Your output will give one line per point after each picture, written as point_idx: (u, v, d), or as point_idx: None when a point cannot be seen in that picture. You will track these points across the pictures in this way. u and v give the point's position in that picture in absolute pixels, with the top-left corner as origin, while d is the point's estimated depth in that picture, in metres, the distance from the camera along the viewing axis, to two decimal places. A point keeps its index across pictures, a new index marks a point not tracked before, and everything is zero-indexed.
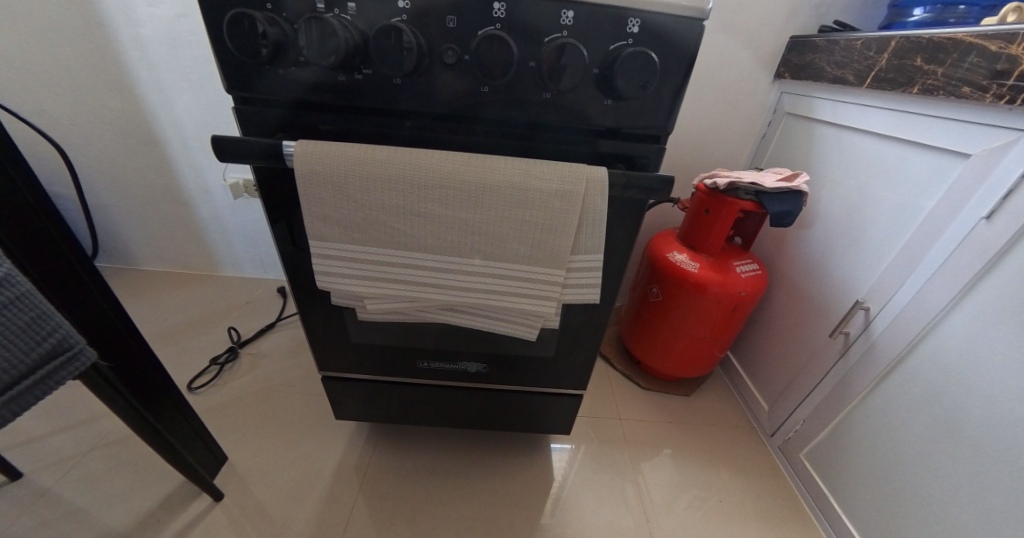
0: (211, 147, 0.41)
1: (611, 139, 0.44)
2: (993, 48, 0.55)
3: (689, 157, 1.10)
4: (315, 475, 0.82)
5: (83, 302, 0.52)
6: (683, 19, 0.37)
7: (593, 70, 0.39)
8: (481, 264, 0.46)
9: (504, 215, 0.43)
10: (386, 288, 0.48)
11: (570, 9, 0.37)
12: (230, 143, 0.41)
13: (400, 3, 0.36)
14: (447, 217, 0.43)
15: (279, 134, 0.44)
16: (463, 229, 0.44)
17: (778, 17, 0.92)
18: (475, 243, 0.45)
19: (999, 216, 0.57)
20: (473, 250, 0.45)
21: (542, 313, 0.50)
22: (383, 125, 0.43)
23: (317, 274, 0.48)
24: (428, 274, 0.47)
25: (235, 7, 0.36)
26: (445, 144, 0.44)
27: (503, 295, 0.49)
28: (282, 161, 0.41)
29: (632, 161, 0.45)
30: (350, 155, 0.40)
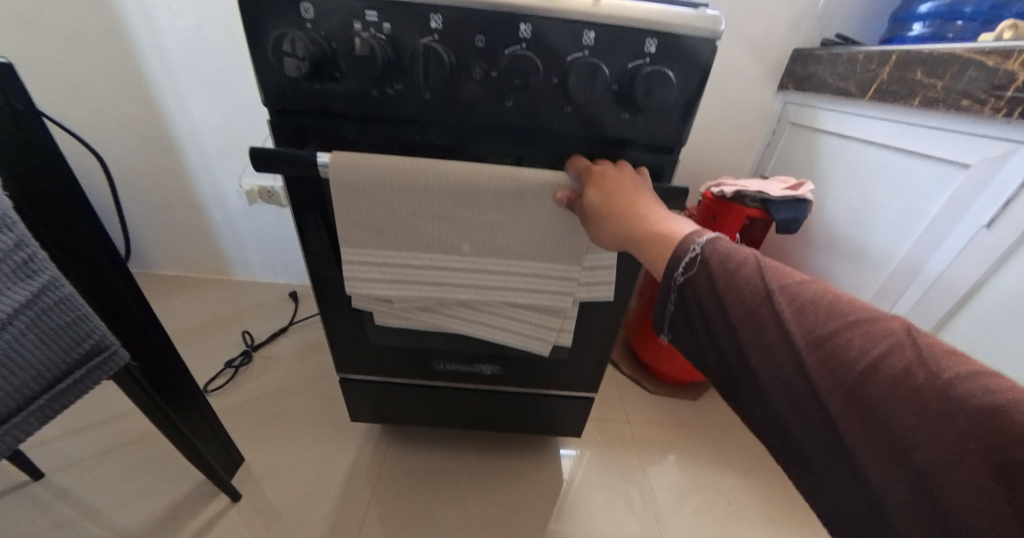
0: (250, 158, 0.43)
1: (629, 152, 0.46)
2: (990, 63, 0.57)
3: (695, 165, 1.12)
4: (330, 477, 0.84)
5: (117, 305, 0.54)
6: (698, 40, 0.39)
7: (613, 86, 0.41)
8: (504, 266, 0.49)
9: (528, 219, 0.45)
10: (414, 287, 0.51)
11: (592, 30, 0.39)
12: (265, 154, 0.43)
13: (432, 23, 0.39)
14: (474, 222, 0.45)
15: (313, 144, 0.46)
16: (489, 233, 0.46)
17: (782, 30, 0.95)
18: (495, 245, 0.47)
19: (999, 224, 0.58)
20: (497, 253, 0.48)
21: (554, 305, 0.53)
22: (410, 133, 0.45)
23: (347, 278, 0.50)
24: (455, 276, 0.50)
25: (278, 27, 0.38)
26: (470, 154, 0.46)
27: (520, 292, 0.51)
28: (317, 172, 0.43)
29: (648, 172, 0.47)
30: (376, 161, 0.42)
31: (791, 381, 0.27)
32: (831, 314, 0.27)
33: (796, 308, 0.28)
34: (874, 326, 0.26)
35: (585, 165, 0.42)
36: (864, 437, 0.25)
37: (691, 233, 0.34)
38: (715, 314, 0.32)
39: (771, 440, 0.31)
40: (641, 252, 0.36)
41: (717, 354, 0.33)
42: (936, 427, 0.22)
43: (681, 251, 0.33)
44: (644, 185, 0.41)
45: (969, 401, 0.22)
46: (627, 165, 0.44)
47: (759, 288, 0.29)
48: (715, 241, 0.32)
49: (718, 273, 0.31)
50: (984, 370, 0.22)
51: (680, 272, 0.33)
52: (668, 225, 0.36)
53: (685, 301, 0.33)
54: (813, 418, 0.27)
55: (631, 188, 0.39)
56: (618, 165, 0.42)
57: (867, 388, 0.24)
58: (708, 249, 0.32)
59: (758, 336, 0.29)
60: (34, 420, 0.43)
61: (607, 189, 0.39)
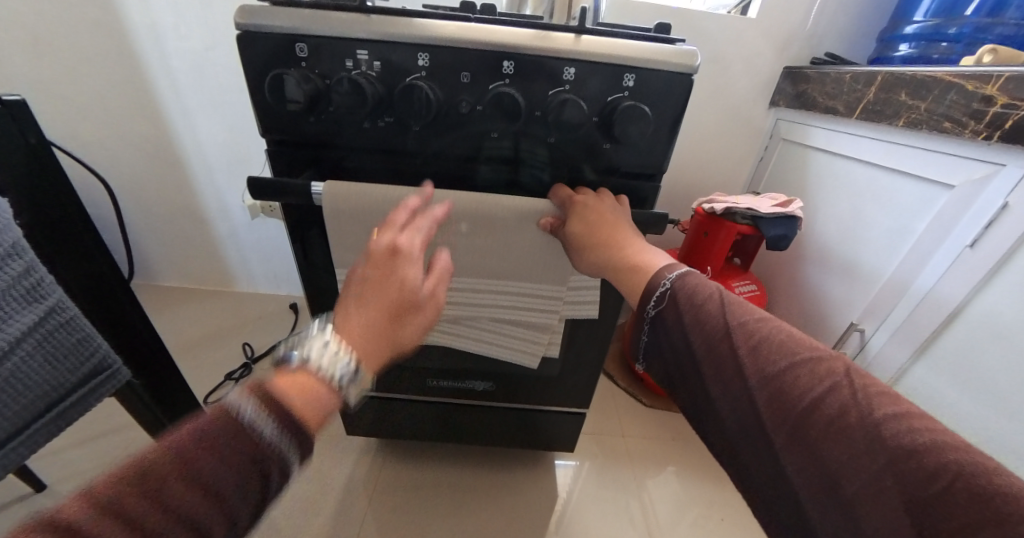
0: (248, 187, 0.45)
1: (613, 178, 0.48)
2: (971, 87, 0.58)
3: (689, 179, 1.14)
4: (327, 490, 0.85)
5: (121, 324, 0.56)
6: (674, 74, 0.41)
7: (594, 118, 0.43)
8: (491, 286, 0.51)
9: (512, 242, 0.46)
10: None
11: (572, 66, 0.41)
12: (262, 183, 0.45)
13: (420, 61, 0.41)
14: (461, 244, 0.47)
15: (309, 173, 0.48)
16: (476, 256, 0.48)
17: (773, 49, 0.97)
18: (480, 266, 0.49)
19: (982, 243, 0.59)
20: (484, 274, 0.49)
21: (542, 323, 0.54)
22: (401, 162, 0.47)
23: None
24: (444, 295, 0.52)
25: (276, 66, 0.41)
26: (458, 180, 0.48)
27: (508, 311, 0.53)
28: (311, 199, 0.45)
29: (632, 197, 0.49)
30: (362, 188, 0.44)
31: (743, 414, 0.29)
32: (781, 352, 0.28)
33: (752, 346, 0.29)
34: (820, 365, 0.27)
35: (569, 195, 0.43)
36: (803, 470, 0.26)
37: (663, 268, 0.35)
38: (681, 345, 0.33)
39: (727, 466, 0.32)
40: (619, 283, 0.38)
41: (682, 382, 0.34)
42: (863, 463, 0.24)
43: (653, 285, 0.34)
44: (625, 217, 0.43)
45: (886, 438, 0.23)
46: (609, 194, 0.45)
47: (719, 323, 0.31)
48: (684, 278, 0.34)
49: (684, 308, 0.33)
50: (906, 412, 0.24)
51: (651, 304, 0.35)
52: (646, 259, 0.37)
53: (655, 331, 0.35)
54: (760, 449, 0.28)
55: (612, 221, 0.41)
56: (601, 195, 0.44)
57: (807, 424, 0.26)
58: (677, 284, 0.34)
59: (716, 369, 0.30)
60: (38, 438, 0.45)
61: (590, 221, 0.41)
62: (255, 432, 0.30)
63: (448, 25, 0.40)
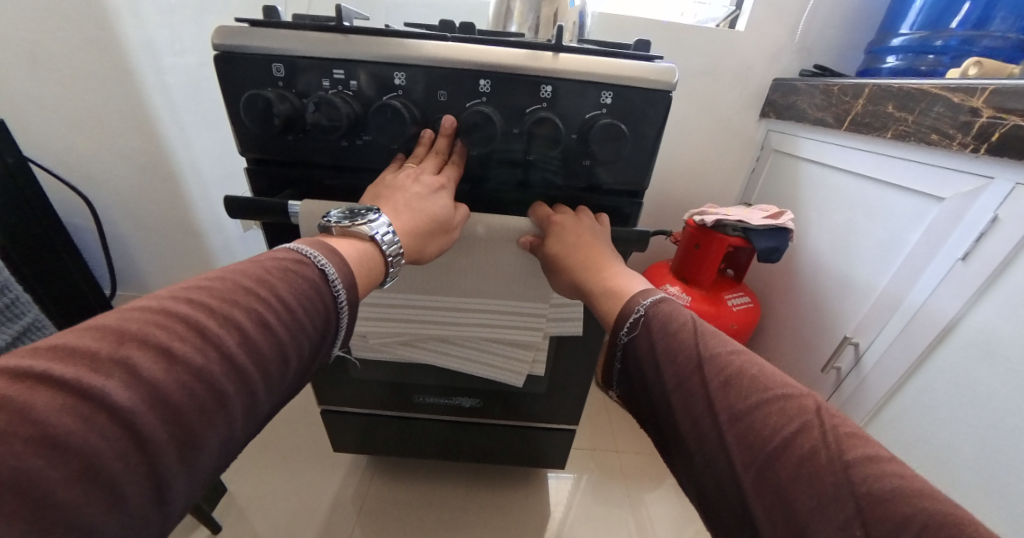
0: (225, 205, 0.45)
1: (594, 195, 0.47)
2: (956, 99, 0.58)
3: (682, 191, 1.14)
4: (314, 509, 0.83)
5: None
6: (652, 90, 0.41)
7: (573, 136, 0.43)
8: (470, 305, 0.50)
9: (488, 261, 0.46)
10: (383, 325, 0.52)
11: (549, 85, 0.41)
12: (238, 201, 0.44)
13: (396, 80, 0.41)
14: (437, 263, 0.46)
15: (287, 191, 0.48)
16: (452, 275, 0.47)
17: (763, 61, 0.97)
18: (459, 286, 0.48)
19: (974, 257, 0.58)
20: (461, 293, 0.49)
21: (522, 341, 0.54)
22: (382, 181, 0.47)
23: None
24: (422, 314, 0.51)
25: (252, 86, 0.41)
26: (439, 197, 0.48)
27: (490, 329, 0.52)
28: (288, 217, 0.44)
29: (614, 212, 0.49)
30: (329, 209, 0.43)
31: (712, 450, 0.28)
32: (750, 384, 0.28)
33: (721, 378, 0.29)
34: (787, 402, 0.27)
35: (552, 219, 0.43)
36: (769, 513, 0.25)
37: (636, 295, 0.37)
38: (653, 374, 0.34)
39: (697, 507, 0.31)
40: (596, 309, 0.40)
41: (652, 414, 0.34)
42: (832, 510, 0.23)
43: (627, 311, 0.36)
44: (605, 242, 0.43)
45: (857, 485, 0.23)
46: (589, 216, 0.45)
47: (690, 351, 0.31)
48: (658, 305, 0.35)
49: (657, 335, 0.34)
50: (874, 456, 0.24)
51: (624, 330, 0.36)
52: (625, 292, 0.39)
53: (630, 359, 0.36)
54: (726, 487, 0.27)
55: (594, 249, 0.42)
56: (582, 218, 0.44)
57: (773, 464, 0.25)
58: (650, 311, 0.35)
59: (686, 400, 0.30)
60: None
61: (573, 249, 0.41)
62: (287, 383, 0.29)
63: (424, 44, 0.40)
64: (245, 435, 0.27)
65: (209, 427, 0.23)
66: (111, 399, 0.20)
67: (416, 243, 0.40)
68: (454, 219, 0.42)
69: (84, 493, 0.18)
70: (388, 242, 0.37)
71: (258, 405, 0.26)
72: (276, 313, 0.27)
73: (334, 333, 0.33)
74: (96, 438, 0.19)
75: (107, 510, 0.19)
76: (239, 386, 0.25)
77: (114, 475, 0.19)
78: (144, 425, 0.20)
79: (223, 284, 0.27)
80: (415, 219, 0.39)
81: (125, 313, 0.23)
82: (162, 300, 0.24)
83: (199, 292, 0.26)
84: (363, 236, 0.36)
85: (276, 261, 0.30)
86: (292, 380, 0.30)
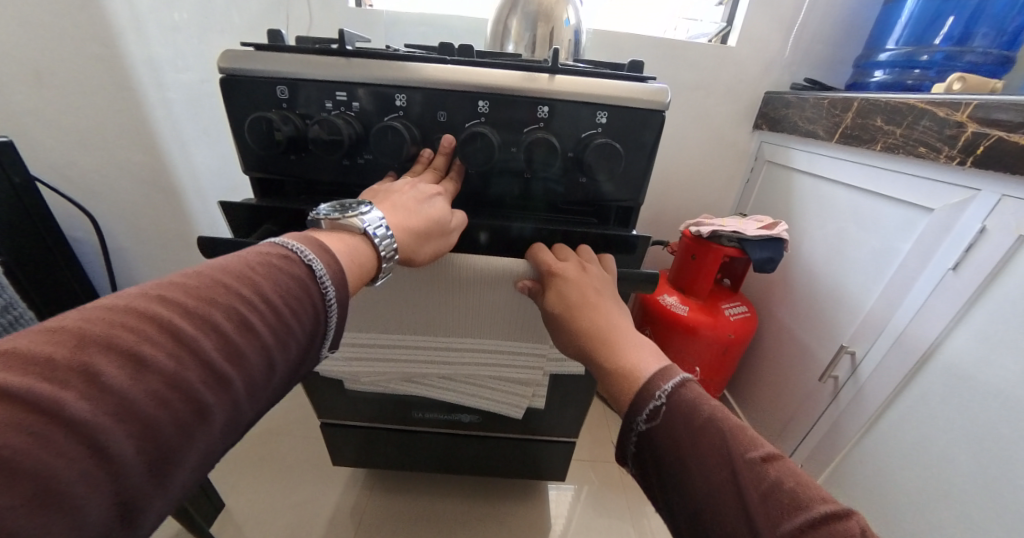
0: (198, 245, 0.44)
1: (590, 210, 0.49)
2: (942, 114, 0.60)
3: (677, 202, 1.15)
4: (311, 524, 0.82)
5: None
6: (646, 110, 0.42)
7: (569, 154, 0.44)
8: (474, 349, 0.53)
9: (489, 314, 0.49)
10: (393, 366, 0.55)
11: (546, 105, 0.42)
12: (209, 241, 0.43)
13: (397, 101, 0.42)
14: (443, 313, 0.49)
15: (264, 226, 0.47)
16: (457, 325, 0.50)
17: (754, 75, 0.99)
18: (455, 321, 0.50)
19: (964, 267, 0.59)
20: (465, 339, 0.52)
21: (518, 371, 0.56)
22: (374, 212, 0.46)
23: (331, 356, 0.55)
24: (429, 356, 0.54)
25: (257, 108, 0.42)
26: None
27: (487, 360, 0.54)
28: None
29: (624, 244, 0.47)
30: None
31: None
32: (789, 509, 0.26)
33: (760, 489, 0.27)
34: (837, 524, 0.25)
35: (552, 269, 0.42)
36: None
37: (655, 376, 0.34)
38: (676, 472, 0.30)
39: None
40: (607, 388, 0.37)
41: (672, 514, 0.31)
42: None
43: (646, 395, 0.33)
44: (611, 298, 0.41)
45: None
46: (594, 263, 0.44)
47: (722, 457, 0.29)
48: (680, 391, 0.32)
49: (682, 428, 0.31)
50: None
51: (643, 418, 0.32)
52: (634, 361, 0.36)
53: (648, 449, 0.33)
54: None
55: (595, 306, 0.40)
56: (588, 270, 0.42)
57: None
58: (672, 397, 0.32)
59: (720, 511, 0.27)
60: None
61: (571, 305, 0.40)
62: (270, 389, 0.28)
63: (425, 67, 0.41)
64: (226, 442, 0.27)
65: (186, 440, 0.23)
66: (72, 412, 0.19)
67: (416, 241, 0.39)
68: (451, 221, 0.42)
69: (40, 514, 0.18)
70: (383, 239, 0.36)
71: (241, 414, 0.26)
72: (260, 314, 0.27)
73: (323, 338, 0.33)
74: (56, 459, 0.19)
75: (68, 524, 0.19)
76: (219, 396, 0.24)
77: (76, 493, 0.19)
78: (108, 437, 0.20)
79: (201, 280, 0.26)
80: (414, 221, 0.39)
81: (93, 314, 0.23)
82: (134, 298, 0.24)
83: (174, 290, 0.25)
84: (355, 229, 0.36)
85: (261, 256, 0.30)
86: (279, 384, 0.30)
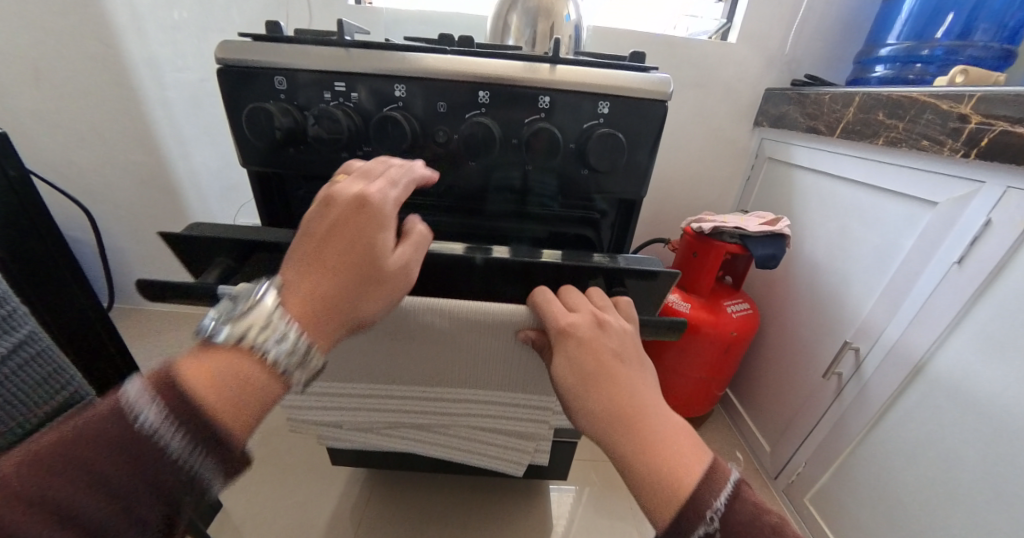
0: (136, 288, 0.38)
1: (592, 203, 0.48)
2: (944, 107, 0.59)
3: (678, 200, 1.15)
4: (310, 526, 0.81)
5: None
6: (648, 101, 0.41)
7: (571, 146, 0.43)
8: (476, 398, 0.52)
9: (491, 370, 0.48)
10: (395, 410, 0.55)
11: (547, 96, 0.41)
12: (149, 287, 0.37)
13: (396, 92, 0.41)
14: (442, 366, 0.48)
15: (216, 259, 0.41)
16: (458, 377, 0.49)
17: (754, 72, 0.99)
18: (458, 374, 0.49)
19: (969, 261, 0.59)
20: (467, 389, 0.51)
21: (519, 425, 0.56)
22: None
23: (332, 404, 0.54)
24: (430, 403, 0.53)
25: (254, 99, 0.41)
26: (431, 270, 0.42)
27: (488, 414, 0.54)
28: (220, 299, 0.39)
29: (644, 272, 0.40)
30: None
31: None
32: None
33: None
34: None
35: (561, 324, 0.35)
36: None
37: (701, 489, 0.28)
38: None
39: None
40: (635, 490, 0.30)
41: None
42: None
43: (692, 520, 0.27)
44: (634, 364, 0.34)
45: None
46: (613, 314, 0.37)
47: None
48: (732, 510, 0.27)
49: None
50: None
51: None
52: (670, 458, 0.29)
53: None
54: None
55: (612, 377, 0.33)
56: (605, 326, 0.35)
57: None
58: (723, 518, 0.27)
59: None
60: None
61: (580, 371, 0.33)
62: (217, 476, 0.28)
63: (424, 57, 0.40)
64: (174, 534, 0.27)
65: None
66: None
67: (345, 312, 0.33)
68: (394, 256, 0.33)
69: None
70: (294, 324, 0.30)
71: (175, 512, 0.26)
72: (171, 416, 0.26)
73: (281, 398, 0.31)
74: None
75: None
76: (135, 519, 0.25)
77: None
78: None
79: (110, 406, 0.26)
80: (335, 284, 0.32)
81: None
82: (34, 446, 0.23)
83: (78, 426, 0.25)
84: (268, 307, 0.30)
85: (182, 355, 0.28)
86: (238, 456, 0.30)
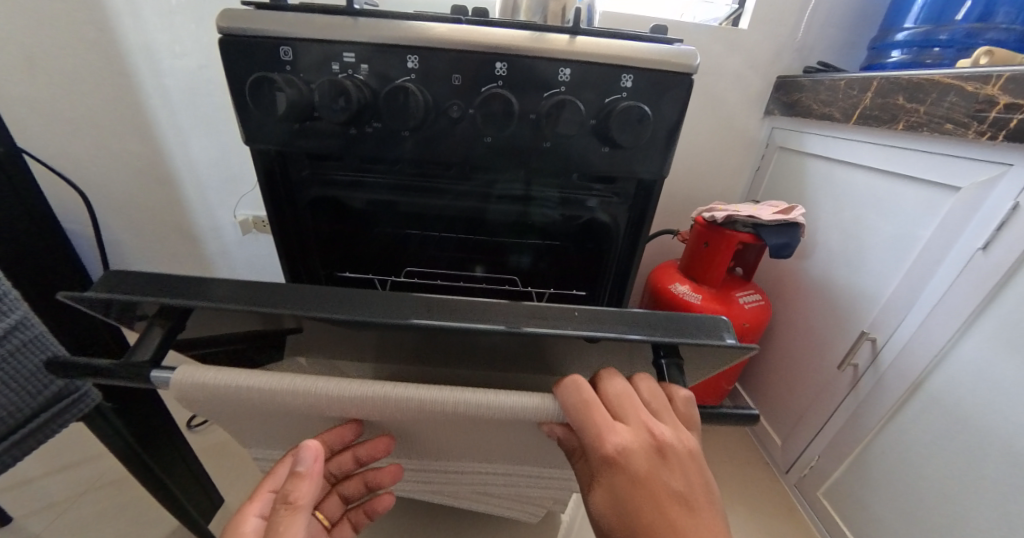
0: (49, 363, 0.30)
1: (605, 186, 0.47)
2: (969, 88, 0.57)
3: (686, 190, 1.13)
4: None
5: None
6: (673, 73, 0.40)
7: (590, 121, 0.41)
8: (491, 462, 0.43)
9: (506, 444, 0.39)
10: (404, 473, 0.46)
11: (567, 68, 0.39)
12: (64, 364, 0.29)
13: (409, 64, 0.39)
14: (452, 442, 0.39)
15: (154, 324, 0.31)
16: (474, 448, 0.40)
17: (766, 59, 0.97)
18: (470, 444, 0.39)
19: (994, 247, 0.57)
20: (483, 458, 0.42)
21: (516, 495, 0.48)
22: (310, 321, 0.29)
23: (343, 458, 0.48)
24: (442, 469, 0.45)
25: (258, 70, 0.39)
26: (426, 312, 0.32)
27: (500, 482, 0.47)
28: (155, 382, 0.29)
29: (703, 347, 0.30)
30: (277, 387, 0.29)
31: None
32: None
33: None
34: None
35: (608, 448, 0.28)
36: None
37: None
38: None
39: None
40: None
41: None
42: None
43: None
44: (705, 515, 0.27)
45: None
46: (674, 430, 0.29)
47: None
48: None
49: None
50: None
51: None
52: None
53: None
54: None
55: (673, 530, 0.26)
56: (664, 453, 0.28)
57: None
58: None
59: None
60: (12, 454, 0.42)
61: (632, 516, 0.27)
62: None
63: (437, 27, 0.38)
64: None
65: None
66: None
67: None
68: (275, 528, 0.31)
69: None
70: None
71: None
72: None
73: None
74: None
75: None
76: None
77: None
78: None
79: None
80: None
81: None
82: None
83: None
84: None
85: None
86: None
